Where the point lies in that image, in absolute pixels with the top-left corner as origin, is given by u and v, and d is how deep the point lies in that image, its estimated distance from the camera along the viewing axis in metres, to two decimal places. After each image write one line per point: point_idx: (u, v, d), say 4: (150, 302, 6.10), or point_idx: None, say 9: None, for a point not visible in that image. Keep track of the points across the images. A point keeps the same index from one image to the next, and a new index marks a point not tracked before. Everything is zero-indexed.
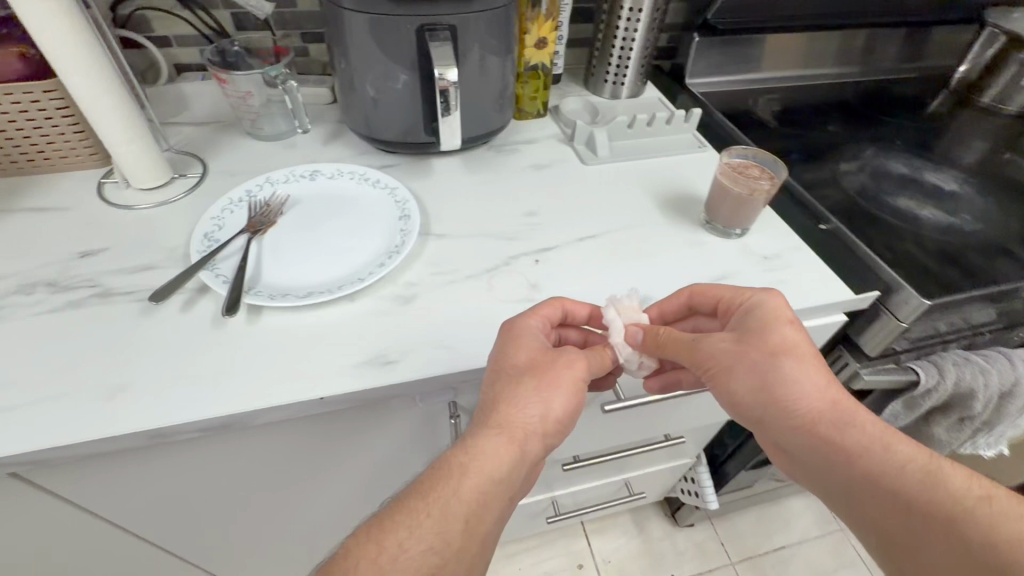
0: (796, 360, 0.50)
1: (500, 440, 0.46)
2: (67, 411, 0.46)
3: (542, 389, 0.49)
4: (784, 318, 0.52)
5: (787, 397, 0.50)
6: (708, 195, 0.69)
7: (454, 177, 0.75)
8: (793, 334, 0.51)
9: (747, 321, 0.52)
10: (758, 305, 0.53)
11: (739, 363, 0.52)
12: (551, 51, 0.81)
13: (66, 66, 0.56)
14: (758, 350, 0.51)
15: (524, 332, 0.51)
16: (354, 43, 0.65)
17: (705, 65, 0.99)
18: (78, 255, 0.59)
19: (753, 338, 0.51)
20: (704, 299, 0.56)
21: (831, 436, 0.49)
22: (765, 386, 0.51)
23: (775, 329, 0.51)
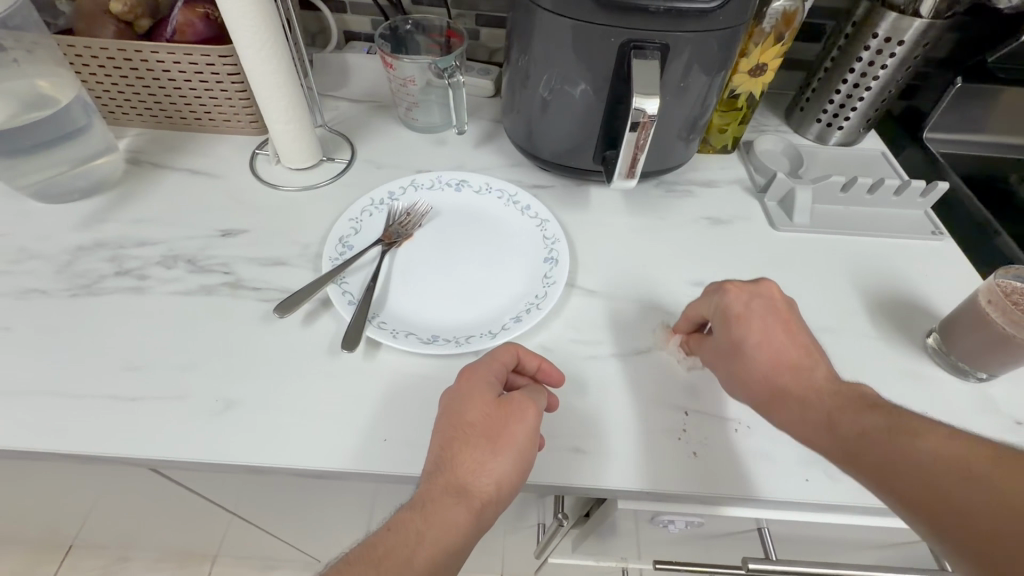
0: (758, 343, 0.45)
1: (455, 500, 0.38)
2: (177, 417, 0.44)
3: (495, 449, 0.40)
4: (736, 313, 0.46)
5: (767, 377, 0.43)
6: (948, 316, 0.51)
7: (612, 216, 0.64)
8: (760, 325, 0.45)
9: (716, 326, 0.47)
10: (719, 302, 0.47)
11: (720, 364, 0.46)
12: (765, 80, 0.66)
13: (244, 39, 0.53)
14: (723, 349, 0.46)
15: (479, 381, 0.43)
16: (540, 49, 0.55)
17: (959, 119, 0.76)
18: (220, 233, 0.57)
19: (719, 340, 0.47)
20: (691, 317, 0.50)
21: (817, 407, 0.41)
22: (730, 353, 0.46)
23: (733, 327, 0.46)
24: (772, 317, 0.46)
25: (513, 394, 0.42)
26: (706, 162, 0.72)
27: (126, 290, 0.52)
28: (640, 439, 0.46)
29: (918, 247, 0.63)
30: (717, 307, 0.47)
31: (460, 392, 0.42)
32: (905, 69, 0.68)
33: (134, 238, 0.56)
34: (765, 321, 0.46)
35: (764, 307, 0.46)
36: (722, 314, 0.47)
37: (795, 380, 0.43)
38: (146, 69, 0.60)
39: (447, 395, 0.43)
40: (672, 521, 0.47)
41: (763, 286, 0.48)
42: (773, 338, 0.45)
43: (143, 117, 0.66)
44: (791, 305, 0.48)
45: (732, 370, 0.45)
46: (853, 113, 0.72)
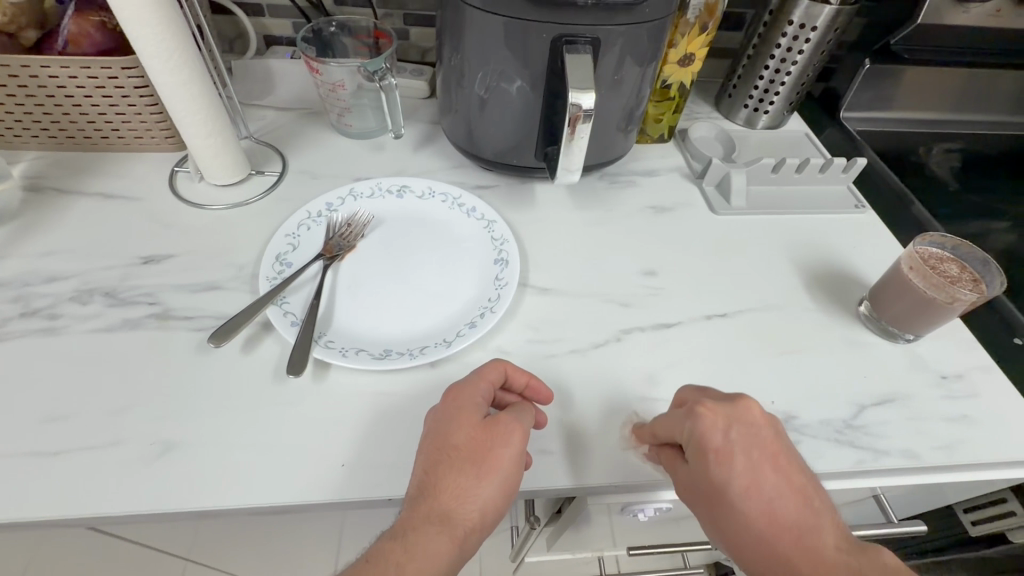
0: (740, 491, 0.40)
1: (439, 528, 0.38)
2: (108, 467, 0.40)
3: (479, 475, 0.39)
4: (716, 447, 0.40)
5: (748, 532, 0.40)
6: (875, 284, 0.55)
7: (560, 212, 0.64)
8: (744, 465, 0.40)
9: (692, 460, 0.41)
10: (695, 434, 0.41)
11: (695, 500, 0.42)
12: (695, 69, 0.67)
13: (149, 48, 0.48)
14: (702, 489, 0.41)
15: (467, 401, 0.41)
16: (472, 46, 0.54)
17: (871, 98, 0.82)
18: (142, 261, 0.53)
19: (698, 478, 0.41)
20: (660, 434, 0.43)
21: (786, 534, 0.40)
22: (714, 502, 0.41)
23: (713, 467, 0.40)
24: (758, 450, 0.41)
25: (500, 418, 0.40)
26: (646, 152, 0.74)
27: (35, 333, 0.47)
28: (605, 435, 0.46)
29: (846, 221, 0.67)
30: (695, 438, 0.41)
31: (446, 417, 0.41)
32: (820, 52, 0.71)
33: (41, 274, 0.51)
34: (751, 462, 0.41)
35: (745, 437, 0.41)
36: (702, 449, 0.41)
37: (767, 521, 0.40)
38: (39, 86, 0.54)
39: (429, 417, 0.42)
40: (643, 510, 0.48)
41: (742, 405, 0.42)
42: (769, 488, 0.40)
43: (41, 138, 0.60)
44: (772, 424, 0.42)
45: (712, 513, 0.41)
46: (777, 98, 0.76)
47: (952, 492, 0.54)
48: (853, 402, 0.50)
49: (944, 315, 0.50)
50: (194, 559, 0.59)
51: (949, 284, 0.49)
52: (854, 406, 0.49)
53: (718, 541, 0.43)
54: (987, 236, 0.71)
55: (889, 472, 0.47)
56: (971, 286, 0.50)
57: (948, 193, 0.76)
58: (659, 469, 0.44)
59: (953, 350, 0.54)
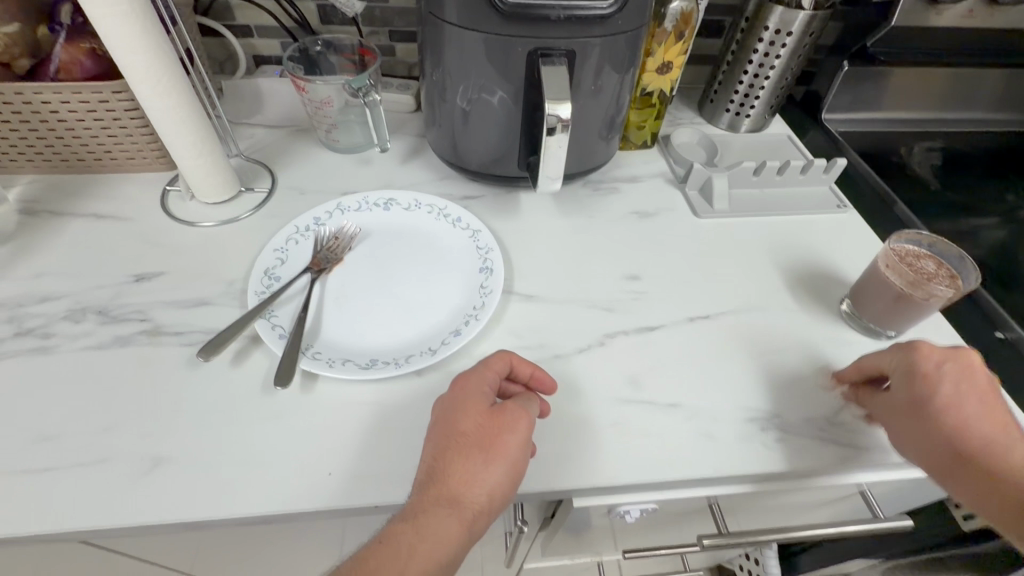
0: (950, 408, 0.43)
1: (449, 508, 0.38)
2: (100, 482, 0.41)
3: (488, 458, 0.39)
4: (927, 371, 0.44)
5: (941, 439, 0.43)
6: (856, 282, 0.55)
7: (544, 220, 0.65)
8: (953, 391, 0.44)
9: (896, 382, 0.46)
10: (908, 358, 0.46)
11: (897, 419, 0.45)
12: (674, 76, 0.69)
13: (136, 73, 0.50)
14: (947, 453, 0.43)
15: (473, 390, 0.42)
16: (452, 61, 0.56)
17: (851, 99, 0.83)
18: (133, 279, 0.54)
19: (900, 398, 0.45)
20: (865, 368, 0.49)
21: (952, 417, 0.43)
22: (914, 412, 0.44)
23: (920, 386, 0.44)
24: (963, 377, 0.44)
25: (507, 404, 0.41)
26: (629, 158, 0.75)
27: (28, 352, 0.48)
28: (589, 437, 0.46)
29: (828, 221, 0.68)
30: (906, 364, 0.46)
31: (455, 403, 0.42)
32: (798, 57, 0.73)
33: (34, 294, 0.52)
34: (957, 395, 0.44)
35: (957, 370, 0.44)
36: (941, 376, 0.44)
37: (968, 437, 0.43)
38: (31, 113, 0.56)
39: (438, 405, 0.43)
40: (629, 511, 0.48)
41: (965, 355, 0.45)
42: (965, 408, 0.43)
43: (35, 162, 0.62)
44: (989, 374, 0.45)
45: (908, 424, 0.45)
46: (757, 102, 0.77)
47: (937, 487, 0.54)
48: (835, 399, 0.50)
49: (922, 310, 0.51)
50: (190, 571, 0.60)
51: (925, 281, 0.50)
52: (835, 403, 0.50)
53: (906, 454, 0.44)
54: (968, 233, 0.72)
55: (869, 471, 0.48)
56: (947, 282, 0.51)
57: (929, 190, 0.77)
58: (857, 409, 0.49)
59: (933, 346, 0.55)
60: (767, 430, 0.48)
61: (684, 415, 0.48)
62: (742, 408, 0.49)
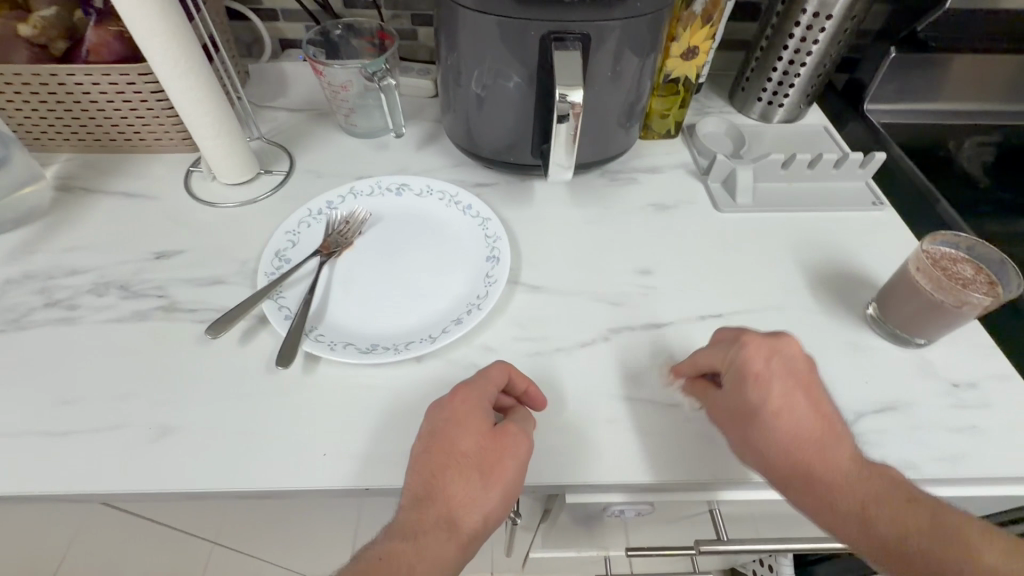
0: (771, 419, 0.41)
1: (446, 525, 0.38)
2: (111, 448, 0.43)
3: (488, 482, 0.39)
4: (757, 371, 0.43)
5: (773, 448, 0.41)
6: (884, 286, 0.52)
7: (557, 210, 0.64)
8: (779, 389, 0.42)
9: (729, 380, 0.44)
10: (740, 356, 0.43)
11: (727, 424, 0.43)
12: (700, 62, 0.65)
13: (158, 56, 0.51)
14: (730, 410, 0.43)
15: (473, 410, 0.42)
16: (466, 45, 0.55)
17: (897, 89, 0.78)
18: (154, 256, 0.56)
19: (730, 402, 0.43)
20: (702, 363, 0.46)
21: (805, 416, 0.41)
22: (743, 419, 0.42)
23: (750, 390, 0.42)
24: (788, 374, 0.42)
25: (506, 425, 0.41)
26: (651, 148, 0.72)
27: (56, 322, 0.51)
28: (586, 433, 0.45)
29: (859, 219, 0.64)
30: (738, 363, 0.43)
31: (451, 420, 0.41)
32: (837, 42, 0.68)
33: (64, 267, 0.55)
34: (784, 388, 0.42)
35: (784, 368, 0.43)
36: (741, 372, 0.43)
37: (793, 449, 0.41)
38: (67, 93, 0.59)
39: (431, 418, 0.42)
40: (624, 510, 0.47)
41: (749, 342, 0.44)
42: (772, 416, 0.41)
43: (71, 141, 0.65)
44: (813, 368, 0.44)
45: (743, 432, 0.42)
46: (792, 90, 0.73)
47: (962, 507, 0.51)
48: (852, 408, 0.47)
49: (955, 319, 0.47)
50: (204, 537, 0.63)
51: (960, 287, 0.46)
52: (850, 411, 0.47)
53: (748, 463, 0.42)
54: (1020, 236, 0.66)
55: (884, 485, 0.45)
56: (985, 288, 0.47)
57: (978, 189, 0.71)
58: (696, 401, 0.46)
59: (967, 356, 0.51)
60: None
61: (685, 415, 0.47)
62: None
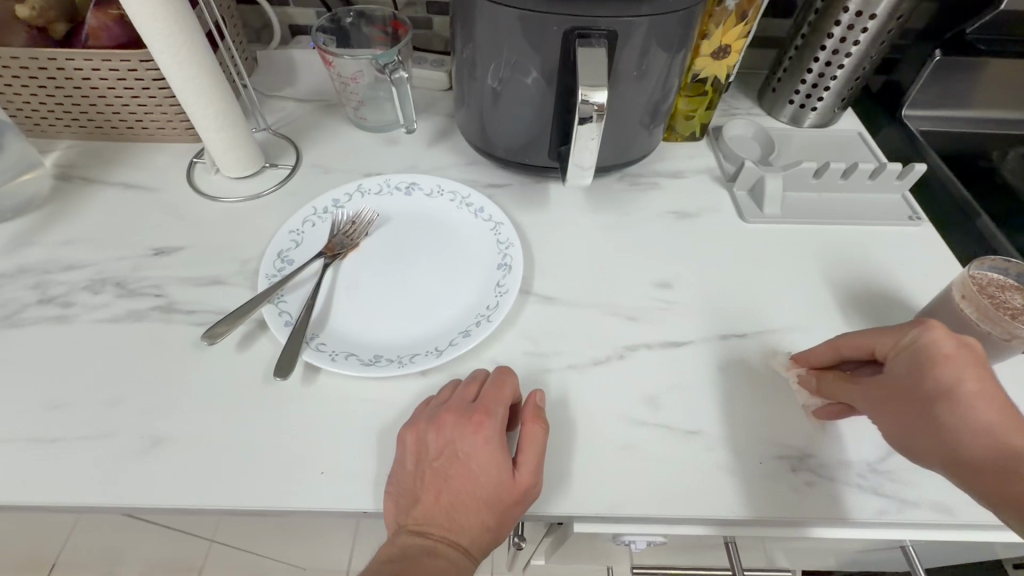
0: (968, 402, 0.35)
1: (455, 558, 0.36)
2: (101, 457, 0.41)
3: (496, 525, 0.37)
4: (948, 352, 0.36)
5: (974, 441, 0.34)
6: (924, 311, 0.48)
7: (574, 215, 0.60)
8: (977, 392, 0.35)
9: (903, 363, 0.38)
10: (918, 340, 0.37)
11: (895, 404, 0.38)
12: (731, 62, 0.61)
13: (158, 43, 0.49)
14: (906, 383, 0.37)
15: (491, 446, 0.38)
16: (483, 38, 0.51)
17: (938, 94, 0.73)
18: (152, 253, 0.54)
19: (896, 378, 0.38)
20: (858, 347, 0.42)
21: (978, 404, 0.34)
22: (929, 400, 0.36)
23: (938, 368, 0.36)
24: (989, 378, 0.35)
25: (528, 468, 0.37)
26: (674, 151, 0.69)
27: (50, 320, 0.49)
28: (598, 461, 0.43)
29: (894, 234, 0.60)
30: (904, 345, 0.38)
31: (471, 453, 0.38)
32: (879, 43, 0.64)
33: (61, 262, 0.53)
34: (985, 375, 0.35)
35: (975, 355, 0.36)
36: (908, 347, 0.38)
37: (1000, 445, 0.33)
38: (66, 79, 0.56)
39: (447, 446, 0.38)
40: (634, 541, 0.45)
41: (935, 329, 0.37)
42: (905, 422, 0.37)
43: (72, 128, 0.62)
44: (1003, 374, 0.36)
45: (926, 409, 0.36)
46: (827, 93, 0.69)
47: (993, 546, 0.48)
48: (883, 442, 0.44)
49: (1002, 351, 0.44)
50: (201, 539, 0.61)
51: (1009, 318, 0.43)
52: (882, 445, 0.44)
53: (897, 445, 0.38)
54: None
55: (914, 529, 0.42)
56: None
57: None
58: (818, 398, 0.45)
59: (1008, 388, 0.48)
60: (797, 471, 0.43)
61: (704, 444, 0.44)
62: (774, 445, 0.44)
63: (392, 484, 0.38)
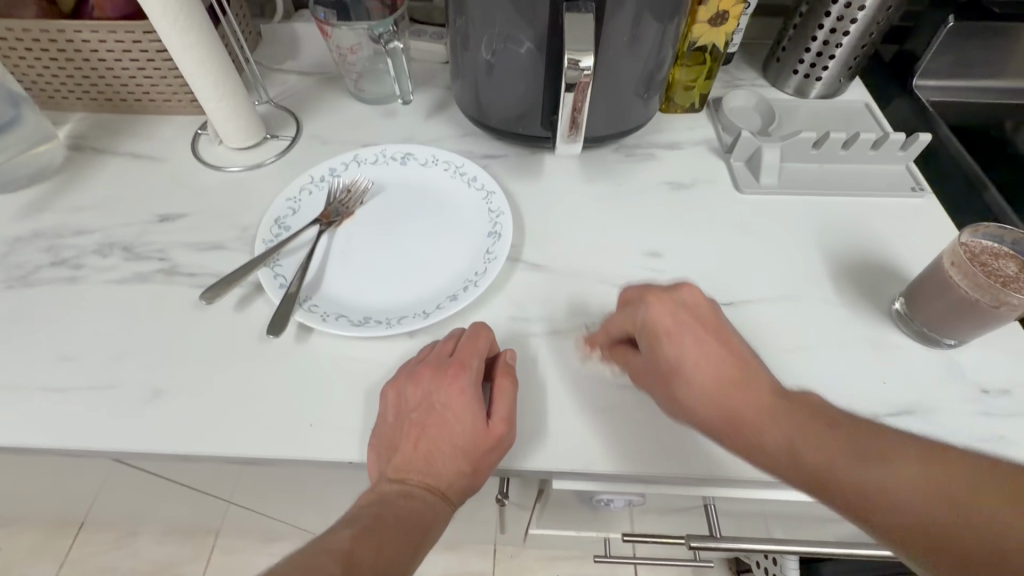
0: (691, 375, 0.40)
1: (431, 500, 0.38)
2: (106, 407, 0.44)
3: (468, 470, 0.38)
4: (665, 329, 0.41)
5: (702, 411, 0.39)
6: (914, 281, 0.48)
7: (567, 186, 0.61)
8: (691, 340, 0.41)
9: (643, 347, 0.43)
10: (642, 320, 0.43)
11: (649, 384, 0.43)
12: (731, 28, 0.60)
13: (158, 12, 0.50)
14: (662, 372, 0.41)
15: (465, 396, 0.40)
16: (474, 5, 0.51)
17: (952, 63, 0.71)
18: (157, 219, 0.56)
19: (649, 360, 0.42)
20: (615, 330, 0.45)
21: (698, 396, 0.39)
22: (665, 377, 0.41)
23: (662, 346, 0.41)
24: (697, 330, 0.41)
25: (500, 416, 0.39)
26: (672, 122, 0.68)
27: (61, 281, 0.51)
28: (575, 421, 0.44)
29: (895, 206, 0.59)
30: (647, 325, 0.42)
31: (448, 403, 0.40)
32: (887, 8, 0.62)
33: (72, 227, 0.56)
34: (695, 337, 0.41)
35: (689, 316, 0.42)
36: (648, 329, 0.42)
37: (716, 403, 0.39)
38: (75, 51, 0.58)
39: (425, 398, 0.40)
40: (613, 499, 0.46)
41: (684, 291, 0.43)
42: (689, 348, 0.41)
43: (83, 101, 0.65)
44: (716, 309, 0.43)
45: (664, 389, 0.41)
46: (832, 62, 0.67)
47: None
48: (864, 409, 0.45)
49: (991, 320, 0.43)
50: (208, 494, 0.65)
51: (998, 284, 0.42)
52: (867, 412, 0.44)
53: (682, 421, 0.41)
54: None
55: None
56: None
57: None
58: (609, 367, 0.46)
59: (1000, 360, 0.47)
60: None
61: None
62: None
63: (374, 436, 0.40)
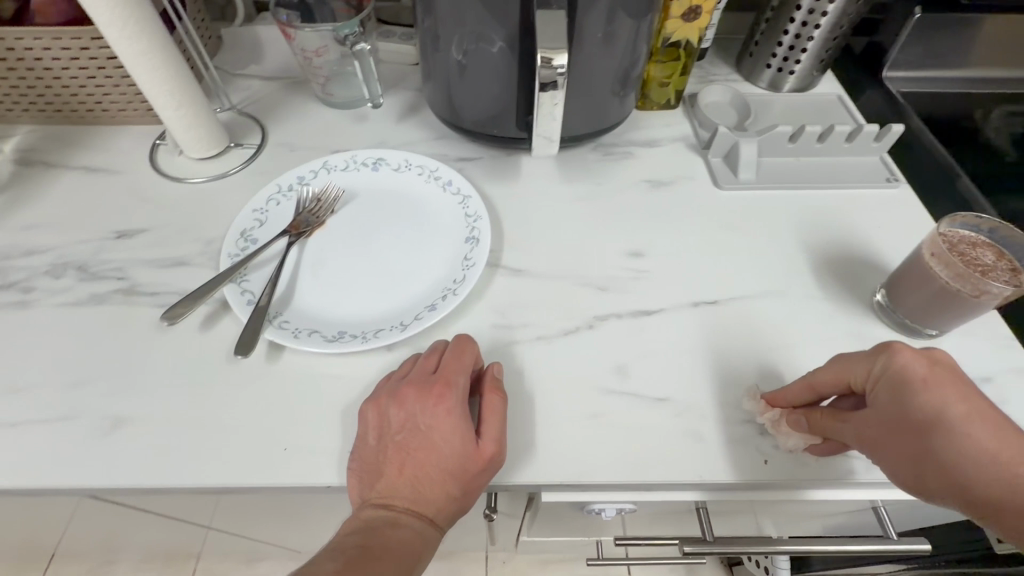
0: (965, 439, 0.32)
1: (420, 526, 0.36)
2: (62, 440, 0.41)
3: (456, 492, 0.37)
4: (922, 377, 0.34)
5: (974, 465, 0.32)
6: (894, 271, 0.48)
7: (545, 187, 0.59)
8: (959, 402, 0.33)
9: (878, 403, 0.35)
10: (883, 370, 0.35)
11: (886, 442, 0.35)
12: (704, 24, 0.60)
13: (105, 17, 0.47)
14: (892, 423, 0.34)
15: (452, 417, 0.38)
16: (443, 3, 0.49)
17: (920, 54, 0.71)
18: (115, 236, 0.53)
19: (885, 413, 0.35)
20: (822, 386, 0.39)
21: (950, 430, 0.32)
22: (910, 431, 0.34)
23: (910, 397, 0.34)
24: (963, 394, 0.33)
25: (490, 435, 0.37)
26: (649, 119, 0.67)
27: (11, 306, 0.48)
28: (562, 431, 0.42)
29: (873, 197, 0.59)
30: (888, 372, 0.35)
31: (434, 424, 0.38)
32: (856, 1, 0.62)
33: (22, 248, 0.52)
34: (969, 408, 0.33)
35: (949, 371, 0.34)
36: (884, 378, 0.35)
37: (995, 458, 0.32)
38: (18, 60, 0.54)
39: (409, 419, 0.38)
40: (604, 508, 0.45)
41: (898, 354, 0.35)
42: (979, 429, 0.32)
43: (31, 113, 0.61)
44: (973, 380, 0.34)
45: (913, 448, 0.34)
46: (804, 56, 0.67)
47: None
48: None
49: (972, 309, 0.43)
50: (182, 523, 0.61)
51: (977, 274, 0.42)
52: None
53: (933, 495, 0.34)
54: None
55: (877, 487, 0.42)
56: (1008, 276, 0.42)
57: (1004, 163, 0.66)
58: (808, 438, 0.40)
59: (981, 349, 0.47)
60: (765, 435, 0.42)
61: (672, 411, 0.43)
62: (743, 411, 0.43)
63: (355, 459, 0.38)
